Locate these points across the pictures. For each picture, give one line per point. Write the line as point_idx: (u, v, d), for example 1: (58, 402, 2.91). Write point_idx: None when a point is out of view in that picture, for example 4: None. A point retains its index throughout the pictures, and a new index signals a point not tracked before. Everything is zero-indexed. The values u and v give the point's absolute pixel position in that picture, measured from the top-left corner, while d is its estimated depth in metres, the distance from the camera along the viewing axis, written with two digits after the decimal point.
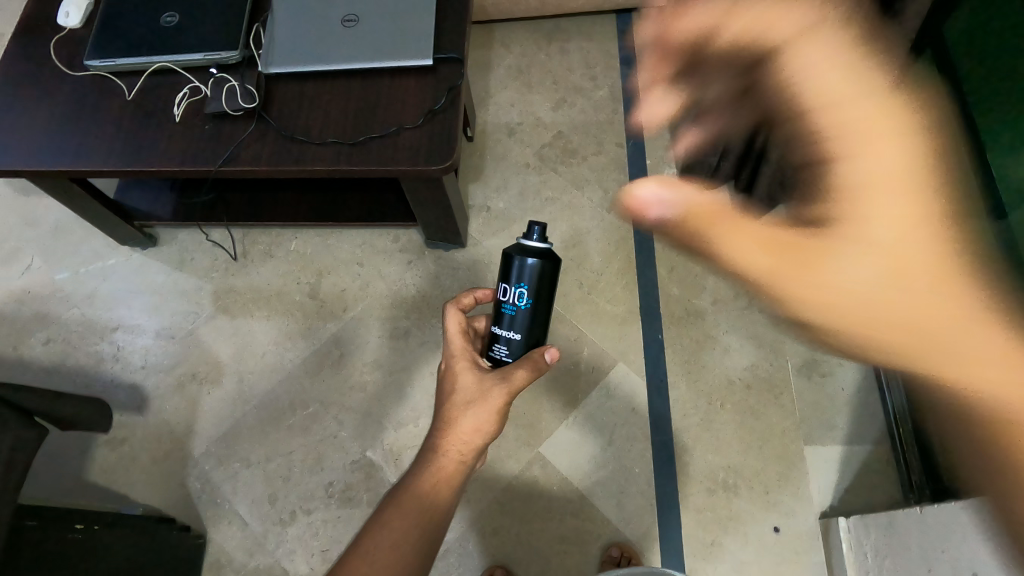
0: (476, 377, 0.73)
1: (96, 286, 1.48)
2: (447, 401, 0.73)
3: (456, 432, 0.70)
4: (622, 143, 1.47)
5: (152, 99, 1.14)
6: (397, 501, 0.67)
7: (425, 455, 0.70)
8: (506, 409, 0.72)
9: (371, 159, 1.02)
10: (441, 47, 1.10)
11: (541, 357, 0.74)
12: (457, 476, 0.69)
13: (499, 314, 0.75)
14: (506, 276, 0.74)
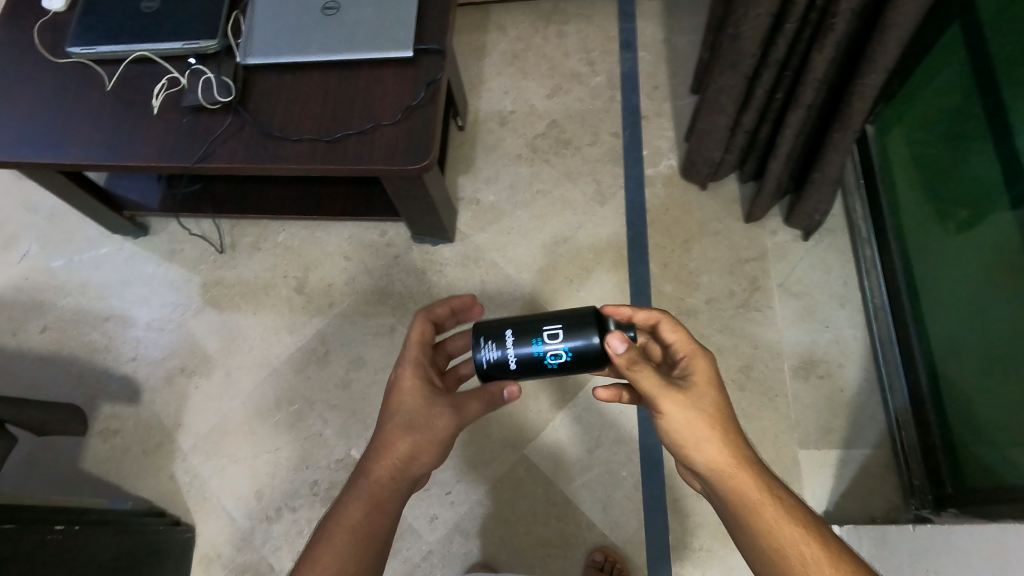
0: (425, 399, 0.77)
1: (89, 275, 1.47)
2: (392, 423, 0.76)
3: (396, 455, 0.74)
4: (618, 133, 1.41)
5: (131, 90, 1.09)
6: (331, 529, 0.68)
7: (365, 480, 0.72)
8: (450, 435, 0.77)
9: (347, 157, 0.98)
10: (423, 38, 1.04)
11: (503, 394, 0.77)
12: (395, 502, 0.72)
13: (530, 335, 0.73)
14: (569, 327, 0.73)
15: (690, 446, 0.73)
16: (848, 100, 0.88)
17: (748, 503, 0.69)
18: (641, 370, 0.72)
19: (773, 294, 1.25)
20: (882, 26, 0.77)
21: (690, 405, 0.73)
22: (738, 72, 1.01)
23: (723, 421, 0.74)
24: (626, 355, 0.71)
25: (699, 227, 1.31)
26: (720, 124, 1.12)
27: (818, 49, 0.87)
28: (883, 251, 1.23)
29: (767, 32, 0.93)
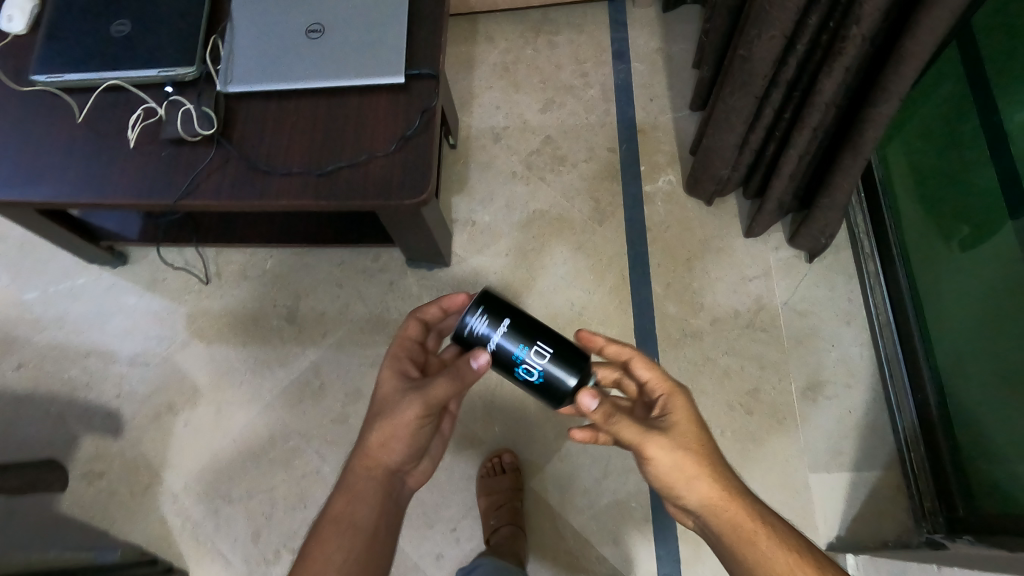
0: (396, 390, 0.79)
1: (64, 307, 1.39)
2: (368, 418, 0.79)
3: (367, 448, 0.77)
4: (615, 148, 1.37)
5: (105, 122, 1.01)
6: (318, 520, 0.75)
7: (346, 475, 0.78)
8: (421, 419, 0.76)
9: (340, 191, 0.93)
10: (414, 62, 1.00)
11: (467, 364, 0.71)
12: (372, 494, 0.77)
13: (525, 338, 0.69)
14: (557, 358, 0.69)
15: (679, 486, 0.71)
16: (860, 126, 0.86)
17: (745, 537, 0.68)
18: (619, 422, 0.71)
19: (778, 313, 1.23)
20: (897, 56, 0.75)
21: (674, 443, 0.71)
22: (744, 92, 0.98)
23: (708, 454, 0.72)
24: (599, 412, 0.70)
25: (701, 245, 1.28)
26: (727, 142, 1.10)
27: (828, 74, 0.85)
28: (887, 266, 1.21)
29: (779, 52, 0.91)
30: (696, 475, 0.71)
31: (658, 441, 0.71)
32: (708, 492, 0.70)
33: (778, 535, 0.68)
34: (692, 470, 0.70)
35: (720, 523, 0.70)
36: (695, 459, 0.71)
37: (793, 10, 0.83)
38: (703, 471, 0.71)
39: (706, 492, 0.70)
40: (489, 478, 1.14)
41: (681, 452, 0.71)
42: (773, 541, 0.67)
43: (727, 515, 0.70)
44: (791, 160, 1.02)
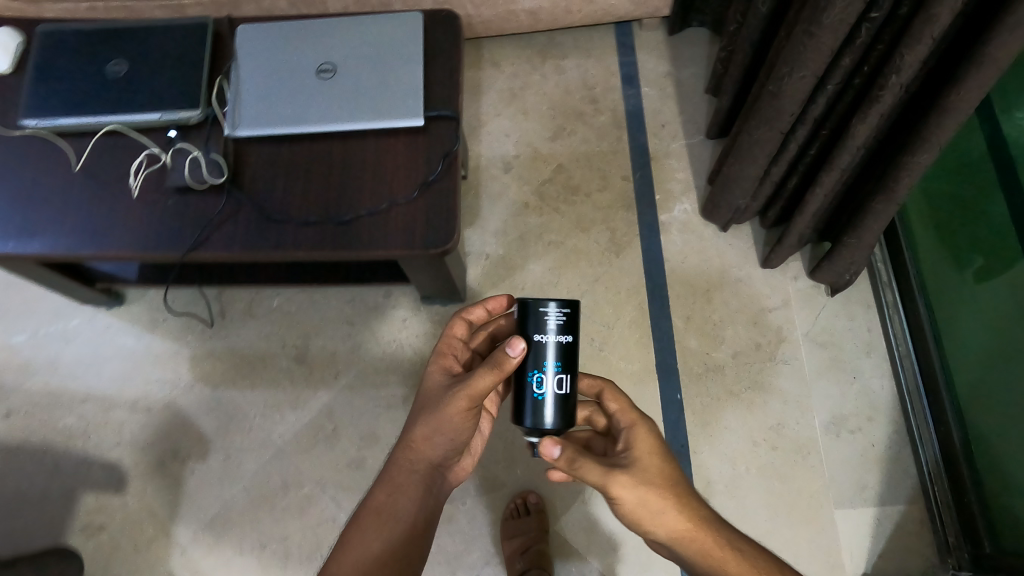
0: (441, 386, 0.79)
1: (57, 351, 1.33)
2: (413, 411, 0.80)
3: (410, 441, 0.79)
4: (629, 176, 1.34)
5: (105, 169, 0.96)
6: (362, 506, 0.80)
7: (391, 464, 0.81)
8: (463, 415, 0.75)
9: (360, 241, 0.89)
10: (432, 102, 0.96)
11: (503, 348, 0.69)
12: (413, 486, 0.80)
13: (563, 366, 0.68)
14: (561, 400, 0.69)
15: (644, 520, 0.73)
16: (895, 173, 0.86)
17: (713, 562, 0.72)
18: (586, 464, 0.72)
19: (799, 344, 1.22)
20: (941, 109, 0.75)
21: (639, 479, 0.73)
22: (770, 131, 0.96)
23: (672, 486, 0.74)
24: (566, 454, 0.71)
25: (719, 276, 1.26)
26: (748, 174, 1.08)
27: (861, 119, 0.84)
28: (905, 297, 1.21)
29: (809, 92, 0.88)
30: (662, 510, 0.73)
31: (622, 481, 0.72)
32: (676, 523, 0.73)
33: (745, 557, 0.72)
34: (655, 504, 0.73)
35: (688, 550, 0.73)
36: (659, 493, 0.73)
37: (826, 55, 0.80)
38: (667, 503, 0.73)
39: (673, 524, 0.73)
40: (516, 519, 1.12)
41: (645, 489, 0.73)
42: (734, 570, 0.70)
43: (695, 543, 0.73)
44: (816, 199, 1.00)
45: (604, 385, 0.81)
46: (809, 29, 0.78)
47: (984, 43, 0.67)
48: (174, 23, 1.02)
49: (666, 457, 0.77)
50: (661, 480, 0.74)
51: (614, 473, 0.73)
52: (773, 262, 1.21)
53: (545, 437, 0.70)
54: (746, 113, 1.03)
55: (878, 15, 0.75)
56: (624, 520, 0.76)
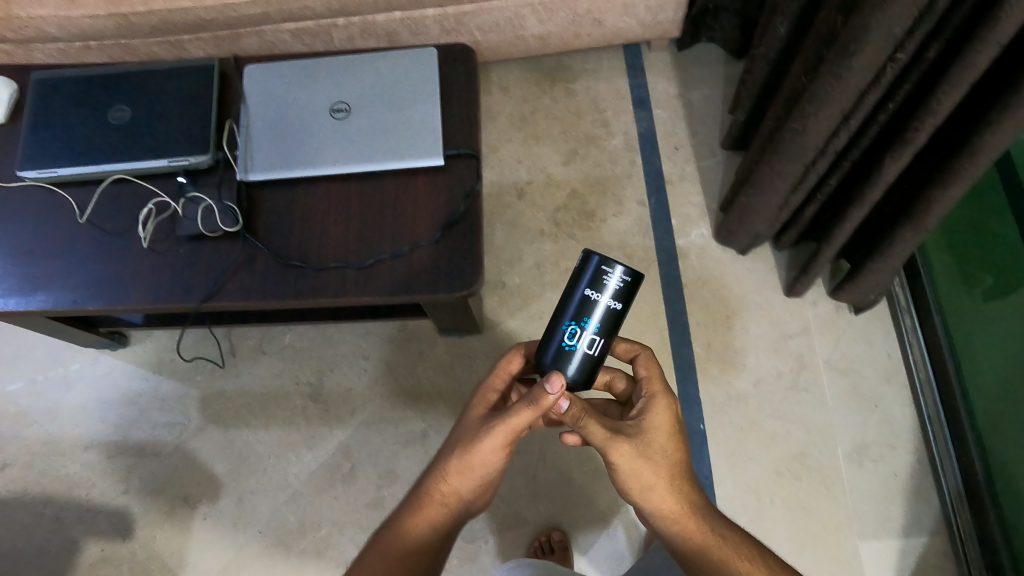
0: (480, 419, 0.75)
1: (59, 397, 1.30)
2: (446, 443, 0.76)
3: (439, 473, 0.74)
4: (644, 201, 1.32)
5: (113, 219, 0.94)
6: (383, 534, 0.73)
7: (415, 494, 0.75)
8: (500, 451, 0.72)
9: (382, 286, 0.87)
10: (452, 141, 0.94)
11: (540, 384, 0.66)
12: (439, 516, 0.73)
13: (604, 331, 0.66)
14: (588, 359, 0.67)
15: (636, 493, 0.70)
16: (924, 205, 0.85)
17: (693, 544, 0.69)
18: (590, 422, 0.68)
19: (820, 370, 1.21)
20: (975, 148, 0.74)
21: (641, 453, 0.69)
22: (792, 165, 0.93)
23: (672, 467, 0.71)
24: (572, 410, 0.67)
25: (740, 301, 1.25)
26: (768, 204, 1.05)
27: (894, 156, 0.82)
28: (924, 321, 1.20)
29: (832, 129, 0.84)
30: (653, 484, 0.69)
31: (622, 448, 0.69)
32: (662, 500, 0.70)
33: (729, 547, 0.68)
34: (651, 481, 0.69)
35: (668, 527, 0.70)
36: (655, 469, 0.70)
37: (853, 94, 0.77)
38: (660, 481, 0.70)
39: (660, 500, 0.70)
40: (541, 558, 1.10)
41: (641, 463, 0.69)
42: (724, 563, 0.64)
43: (675, 524, 0.70)
44: (846, 230, 0.98)
45: (642, 349, 0.77)
46: (837, 68, 0.76)
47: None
48: (179, 64, 1.00)
49: (677, 435, 0.72)
50: (664, 458, 0.70)
51: (618, 441, 0.69)
52: (797, 289, 1.20)
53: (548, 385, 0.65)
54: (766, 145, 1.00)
55: (904, 57, 0.71)
56: (618, 490, 0.72)
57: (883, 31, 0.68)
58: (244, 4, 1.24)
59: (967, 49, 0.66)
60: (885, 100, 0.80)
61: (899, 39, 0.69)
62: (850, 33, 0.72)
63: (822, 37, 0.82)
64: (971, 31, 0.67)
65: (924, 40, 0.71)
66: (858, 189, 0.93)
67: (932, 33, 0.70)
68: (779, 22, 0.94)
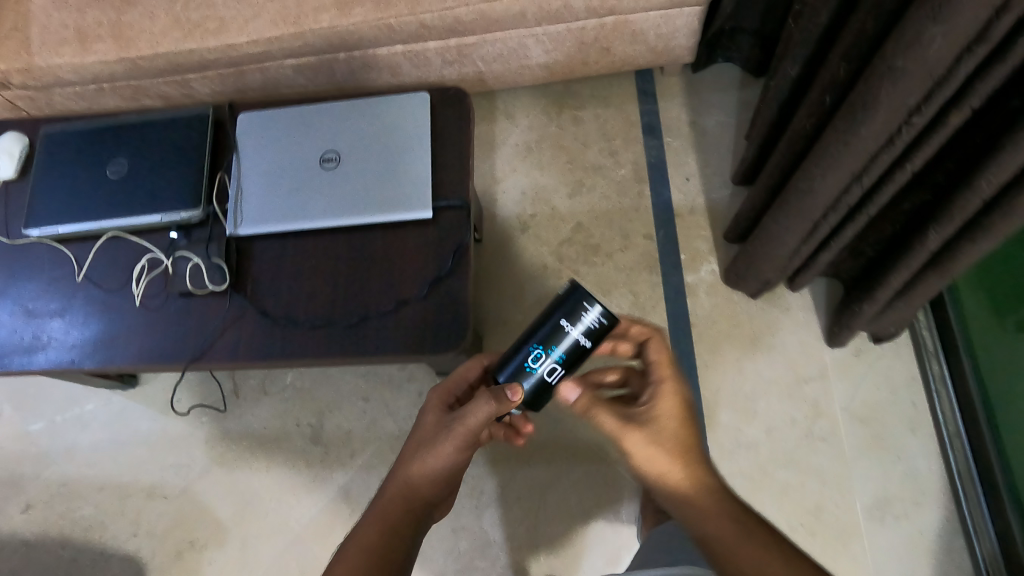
0: (437, 420, 0.76)
1: (75, 437, 1.33)
2: (408, 447, 0.76)
3: (404, 477, 0.73)
4: (652, 235, 1.27)
5: (112, 276, 0.97)
6: (347, 543, 0.68)
7: (378, 502, 0.73)
8: (460, 451, 0.74)
9: (368, 346, 0.85)
10: (442, 192, 0.91)
11: (502, 389, 0.69)
12: (403, 519, 0.70)
13: (567, 362, 0.68)
14: (544, 383, 0.69)
15: (655, 483, 0.68)
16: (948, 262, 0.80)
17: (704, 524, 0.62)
18: (601, 408, 0.71)
19: (837, 417, 1.15)
20: (1009, 207, 0.69)
21: (653, 438, 0.68)
22: (801, 215, 0.88)
23: (682, 451, 0.68)
24: (581, 401, 0.72)
25: (751, 342, 1.19)
26: (777, 253, 1.00)
27: (940, 225, 0.78)
28: (954, 368, 1.14)
29: (841, 186, 0.78)
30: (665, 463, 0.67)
31: (633, 433, 0.68)
32: (676, 478, 0.66)
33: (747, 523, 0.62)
34: (667, 466, 0.67)
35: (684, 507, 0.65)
36: (667, 447, 0.68)
37: (866, 154, 0.71)
38: (670, 458, 0.67)
39: (674, 478, 0.66)
40: None
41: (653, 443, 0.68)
42: (751, 551, 0.58)
43: (692, 503, 0.64)
44: (890, 287, 0.94)
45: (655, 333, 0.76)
46: (847, 127, 0.70)
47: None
48: (173, 115, 1.01)
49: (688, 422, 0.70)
50: (674, 439, 0.68)
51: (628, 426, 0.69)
52: (840, 340, 1.14)
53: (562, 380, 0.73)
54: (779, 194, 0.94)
55: (921, 121, 0.64)
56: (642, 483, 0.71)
57: (896, 97, 0.62)
58: (246, 43, 1.21)
59: (1017, 128, 0.62)
60: (901, 159, 0.73)
61: (913, 104, 0.62)
62: (857, 99, 0.67)
63: (827, 82, 0.76)
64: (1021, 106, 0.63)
65: (944, 104, 0.63)
66: (902, 249, 0.89)
67: (954, 98, 0.62)
68: (787, 66, 0.86)
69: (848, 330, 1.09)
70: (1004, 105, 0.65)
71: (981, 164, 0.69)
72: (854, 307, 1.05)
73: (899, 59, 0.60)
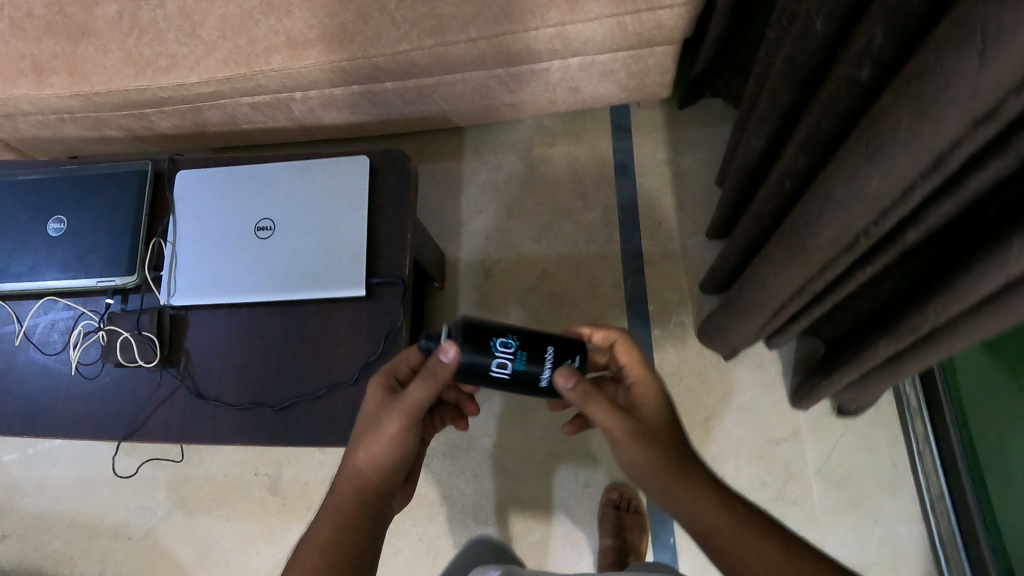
0: (379, 405, 0.72)
1: (44, 472, 1.33)
2: (354, 436, 0.72)
3: (353, 468, 0.69)
4: (620, 284, 1.21)
5: (48, 339, 0.94)
6: (304, 544, 0.64)
7: (330, 500, 0.69)
8: (405, 435, 0.70)
9: (298, 430, 0.83)
10: (378, 268, 0.88)
11: (454, 350, 0.64)
12: (358, 513, 0.66)
13: (514, 373, 0.65)
14: (482, 366, 0.64)
15: (648, 477, 0.68)
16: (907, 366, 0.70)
17: (704, 514, 0.63)
18: (596, 406, 0.66)
19: (810, 481, 1.10)
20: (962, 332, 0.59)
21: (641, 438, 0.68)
22: (766, 296, 0.80)
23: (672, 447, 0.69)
24: (578, 390, 0.66)
25: (719, 401, 1.14)
26: (749, 321, 0.92)
27: (891, 339, 0.69)
28: (939, 429, 1.05)
29: (801, 279, 0.70)
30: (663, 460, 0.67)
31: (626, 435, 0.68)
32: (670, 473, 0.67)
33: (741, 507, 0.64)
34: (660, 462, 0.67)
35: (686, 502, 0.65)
36: (660, 444, 0.68)
37: (823, 259, 0.63)
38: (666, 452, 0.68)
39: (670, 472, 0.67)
40: None
41: (648, 444, 0.68)
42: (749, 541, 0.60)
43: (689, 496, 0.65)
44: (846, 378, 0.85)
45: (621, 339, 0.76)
46: (798, 234, 0.64)
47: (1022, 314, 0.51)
48: (110, 167, 0.96)
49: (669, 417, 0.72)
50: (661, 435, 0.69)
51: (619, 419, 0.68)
52: (802, 404, 1.05)
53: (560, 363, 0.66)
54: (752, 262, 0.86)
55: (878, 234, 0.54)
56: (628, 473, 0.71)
57: (839, 221, 0.55)
58: (197, 83, 1.11)
59: (970, 265, 0.52)
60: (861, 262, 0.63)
61: (867, 220, 0.53)
62: (806, 209, 0.60)
63: (785, 169, 0.66)
64: (983, 236, 0.52)
65: (903, 219, 0.54)
66: (859, 343, 0.78)
67: (912, 215, 0.53)
68: (752, 136, 0.78)
69: (814, 401, 1.00)
70: (966, 228, 0.54)
71: (936, 287, 0.59)
72: (815, 381, 0.94)
73: (838, 188, 0.53)
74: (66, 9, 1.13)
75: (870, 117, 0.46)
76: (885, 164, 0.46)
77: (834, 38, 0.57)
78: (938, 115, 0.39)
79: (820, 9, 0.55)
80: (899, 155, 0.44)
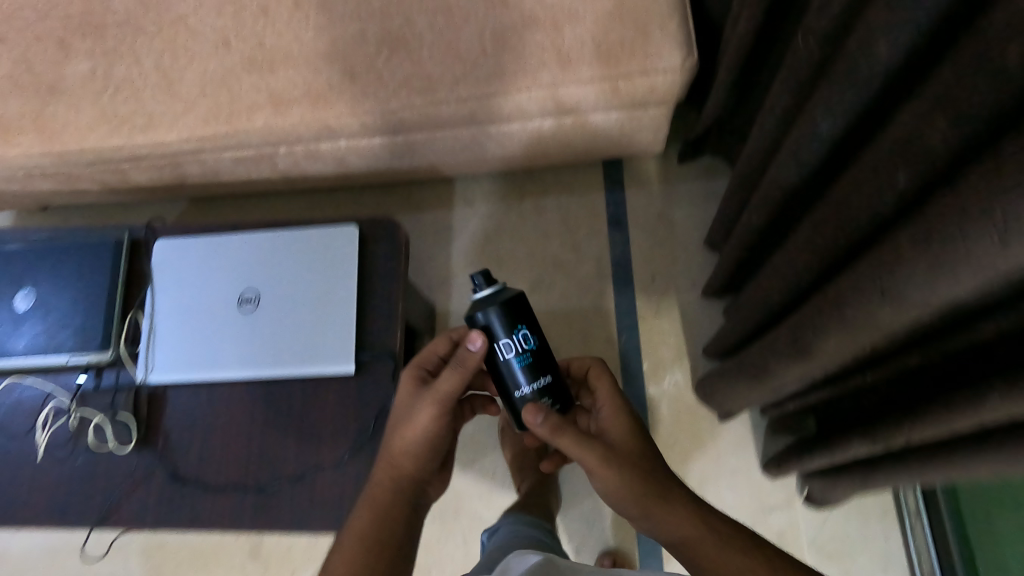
0: (410, 396, 0.74)
1: (9, 537, 1.26)
2: (388, 427, 0.73)
3: (389, 460, 0.71)
4: (612, 340, 1.20)
5: (13, 420, 0.88)
6: (344, 535, 0.67)
7: (367, 491, 0.71)
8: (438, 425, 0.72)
9: (282, 517, 0.79)
10: (368, 343, 0.85)
11: (484, 330, 0.66)
12: (395, 502, 0.69)
13: (508, 364, 0.67)
14: (493, 338, 0.66)
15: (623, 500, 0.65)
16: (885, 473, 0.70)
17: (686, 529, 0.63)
18: (566, 440, 0.66)
19: (803, 547, 1.08)
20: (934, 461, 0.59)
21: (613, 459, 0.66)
22: (765, 381, 0.81)
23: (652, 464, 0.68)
24: (547, 424, 0.65)
25: (713, 461, 1.13)
26: (744, 395, 0.91)
27: (866, 440, 0.68)
28: (931, 507, 1.04)
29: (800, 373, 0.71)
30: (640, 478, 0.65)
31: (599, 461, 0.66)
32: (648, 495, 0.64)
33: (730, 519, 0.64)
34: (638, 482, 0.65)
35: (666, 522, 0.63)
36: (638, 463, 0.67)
37: (821, 360, 0.63)
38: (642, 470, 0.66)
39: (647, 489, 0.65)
40: None
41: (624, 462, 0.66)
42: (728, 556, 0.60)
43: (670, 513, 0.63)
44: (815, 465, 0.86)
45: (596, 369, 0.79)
46: (804, 336, 0.63)
47: (997, 465, 0.50)
48: (84, 236, 0.92)
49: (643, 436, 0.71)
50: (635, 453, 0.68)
51: (588, 450, 0.66)
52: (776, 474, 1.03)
53: (528, 405, 0.66)
54: (752, 340, 0.87)
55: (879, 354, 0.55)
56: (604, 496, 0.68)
57: (847, 337, 0.55)
58: (176, 140, 1.06)
59: (951, 398, 0.51)
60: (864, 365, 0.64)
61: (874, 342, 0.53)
62: (812, 313, 0.60)
63: (793, 265, 0.66)
64: (949, 372, 0.53)
65: (907, 341, 0.55)
66: (832, 435, 0.79)
67: (917, 339, 0.54)
68: (751, 214, 0.77)
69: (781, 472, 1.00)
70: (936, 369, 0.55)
71: (914, 407, 0.58)
72: (789, 454, 0.95)
73: (849, 307, 0.52)
74: (35, 66, 1.08)
75: (886, 251, 0.46)
76: (897, 300, 0.45)
77: (838, 144, 0.57)
78: (957, 274, 0.39)
79: (825, 120, 0.55)
80: (913, 296, 0.43)
